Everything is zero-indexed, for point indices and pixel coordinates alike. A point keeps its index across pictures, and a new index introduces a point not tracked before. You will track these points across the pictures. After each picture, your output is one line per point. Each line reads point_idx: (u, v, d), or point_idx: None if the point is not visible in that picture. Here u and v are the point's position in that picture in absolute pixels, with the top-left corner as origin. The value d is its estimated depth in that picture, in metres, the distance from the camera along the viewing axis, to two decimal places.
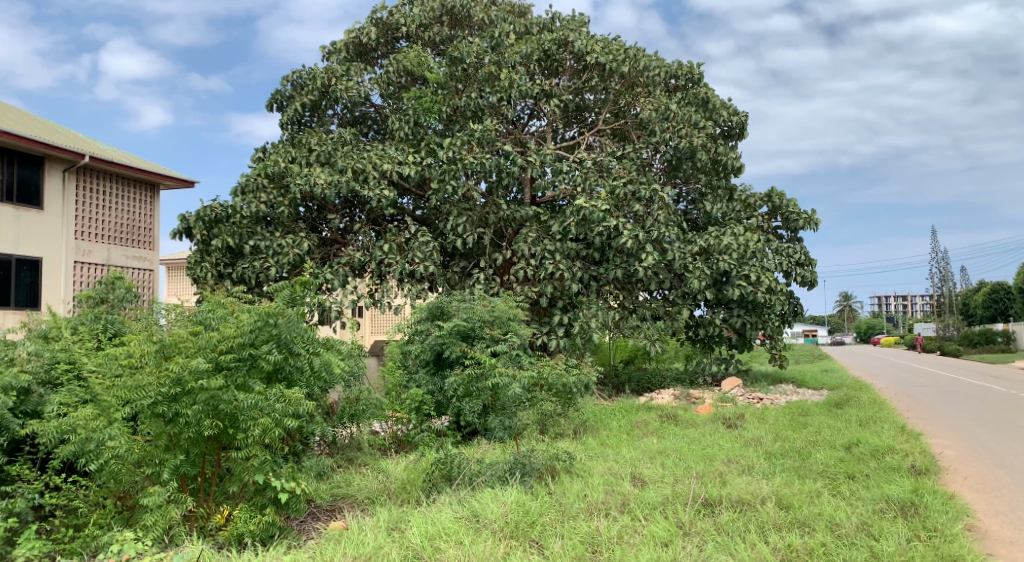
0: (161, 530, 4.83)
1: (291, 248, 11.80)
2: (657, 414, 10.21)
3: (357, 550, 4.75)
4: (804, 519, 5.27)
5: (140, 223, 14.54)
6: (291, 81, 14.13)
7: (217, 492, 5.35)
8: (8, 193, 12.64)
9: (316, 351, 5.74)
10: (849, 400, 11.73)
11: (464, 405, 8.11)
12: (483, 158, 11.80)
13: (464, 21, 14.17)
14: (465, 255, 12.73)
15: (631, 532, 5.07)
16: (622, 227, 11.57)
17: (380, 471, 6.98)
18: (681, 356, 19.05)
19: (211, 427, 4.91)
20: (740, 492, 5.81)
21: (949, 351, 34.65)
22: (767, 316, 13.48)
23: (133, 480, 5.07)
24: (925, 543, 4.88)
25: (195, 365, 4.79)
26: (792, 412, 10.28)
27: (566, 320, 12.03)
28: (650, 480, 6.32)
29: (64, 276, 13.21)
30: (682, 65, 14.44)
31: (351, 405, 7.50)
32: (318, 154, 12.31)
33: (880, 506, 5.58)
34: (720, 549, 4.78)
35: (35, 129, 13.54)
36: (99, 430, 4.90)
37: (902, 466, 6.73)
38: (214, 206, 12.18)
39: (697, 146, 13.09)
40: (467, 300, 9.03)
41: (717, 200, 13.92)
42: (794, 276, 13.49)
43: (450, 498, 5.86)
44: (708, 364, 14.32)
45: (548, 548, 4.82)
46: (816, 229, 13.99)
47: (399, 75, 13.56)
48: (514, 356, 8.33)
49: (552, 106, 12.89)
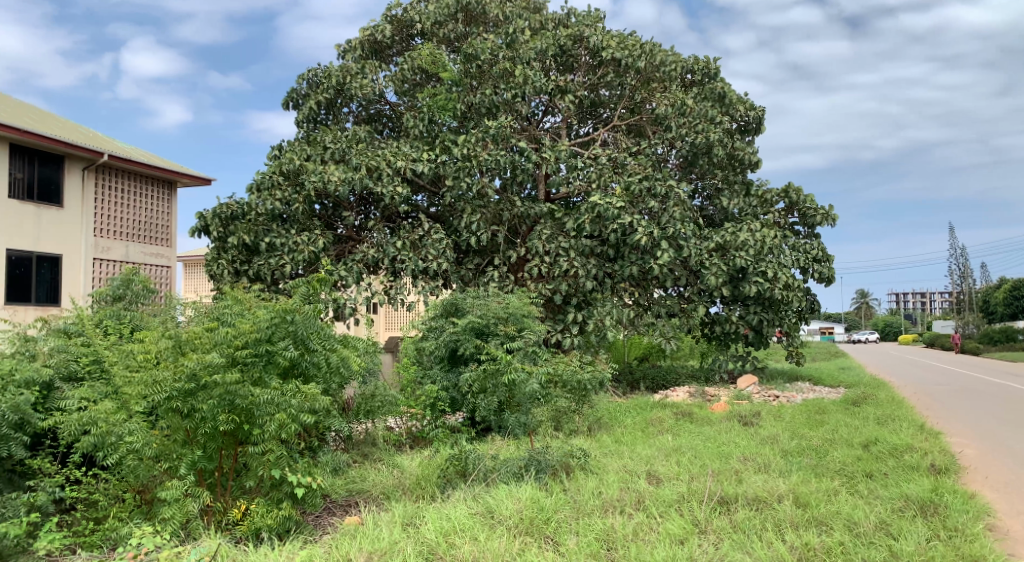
0: (179, 524, 4.90)
1: (307, 245, 11.84)
2: (672, 412, 10.13)
3: (372, 545, 4.76)
4: (822, 517, 5.22)
5: (158, 221, 14.63)
6: (307, 79, 14.18)
7: (234, 486, 5.41)
8: (28, 191, 12.76)
9: (333, 347, 5.79)
10: (867, 397, 11.62)
11: (479, 401, 8.04)
12: (497, 154, 11.74)
13: (480, 17, 14.07)
14: (478, 252, 12.76)
15: (646, 529, 5.05)
16: (638, 224, 11.48)
17: (395, 466, 7.00)
18: (697, 353, 19.08)
19: (226, 423, 4.93)
20: (757, 491, 5.77)
21: (970, 348, 34.43)
22: (784, 313, 13.44)
23: (151, 475, 5.10)
24: (945, 543, 4.82)
25: (211, 360, 4.81)
26: (809, 410, 10.17)
27: (580, 318, 12.05)
28: (666, 477, 6.29)
29: (84, 273, 13.36)
30: (698, 60, 14.30)
31: (367, 402, 7.55)
32: (332, 151, 12.40)
33: (899, 505, 5.52)
34: (736, 547, 4.75)
35: (56, 128, 13.63)
36: (119, 424, 4.94)
37: (921, 465, 6.66)
38: (229, 203, 12.22)
39: (714, 142, 13.00)
40: (481, 297, 9.01)
41: (734, 196, 13.89)
42: (811, 272, 13.41)
43: (465, 494, 5.87)
44: (724, 361, 13.94)
45: (563, 545, 4.81)
46: (834, 225, 13.84)
47: (414, 73, 13.58)
48: (530, 353, 8.34)
49: (567, 102, 12.82)
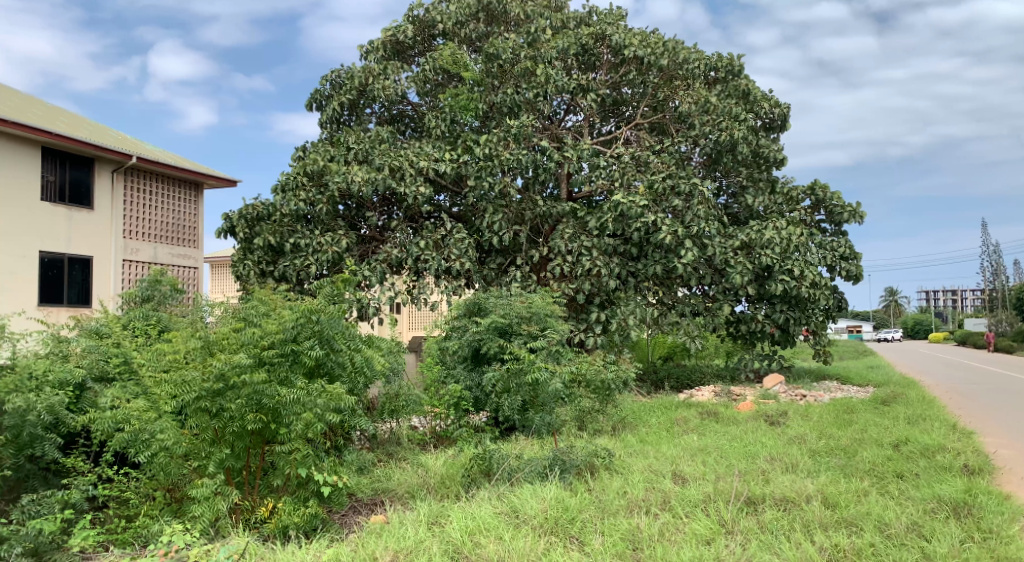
0: (208, 522, 4.93)
1: (331, 245, 11.91)
2: (697, 411, 10.05)
3: (398, 543, 4.79)
4: (852, 518, 5.16)
5: (185, 223, 14.81)
6: (330, 81, 14.27)
7: (262, 484, 5.47)
8: (60, 193, 12.98)
9: (358, 347, 5.78)
10: (896, 397, 11.44)
11: (503, 401, 8.03)
12: (519, 154, 11.71)
13: (501, 17, 14.14)
14: (501, 252, 12.80)
15: (672, 529, 5.02)
16: (661, 223, 11.43)
17: (419, 465, 7.02)
18: (722, 353, 18.90)
19: (253, 422, 4.99)
20: (785, 491, 5.70)
21: (1003, 347, 33.74)
22: (811, 311, 13.31)
23: (181, 473, 5.16)
24: (979, 545, 4.73)
25: (239, 360, 4.87)
26: (837, 410, 10.05)
27: (603, 318, 12.00)
28: (691, 477, 6.24)
29: (114, 274, 13.56)
30: (722, 57, 14.16)
31: (391, 401, 7.63)
32: (356, 152, 12.48)
33: (931, 506, 5.43)
34: (763, 547, 4.70)
35: (86, 131, 13.86)
36: (151, 422, 4.98)
37: (954, 466, 6.54)
38: (255, 204, 12.37)
39: (739, 139, 12.80)
40: (504, 296, 9.01)
41: (759, 193, 13.76)
42: (839, 270, 13.22)
43: (490, 493, 5.87)
44: (750, 360, 13.85)
45: (588, 545, 4.80)
46: (861, 222, 13.66)
47: (435, 73, 13.61)
48: (554, 351, 8.38)
49: (589, 101, 12.76)
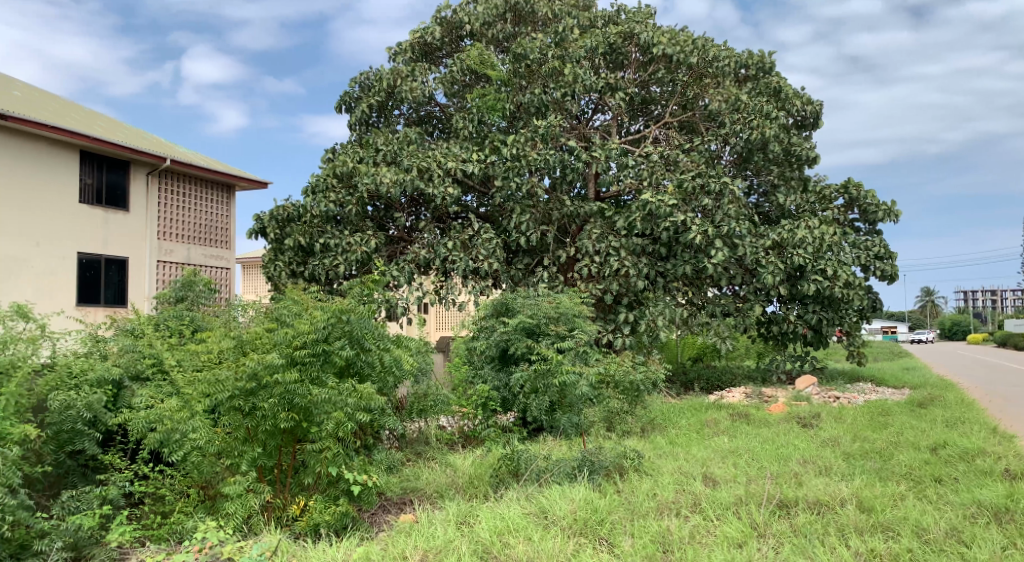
0: (241, 519, 4.98)
1: (360, 245, 12.01)
2: (727, 413, 9.93)
3: (427, 543, 4.79)
4: (888, 522, 5.05)
5: (218, 224, 15.01)
6: (359, 82, 14.37)
7: (293, 482, 5.49)
8: (97, 196, 13.23)
9: (387, 347, 5.79)
10: (933, 399, 11.21)
11: (531, 401, 8.02)
12: (547, 154, 11.72)
13: (529, 17, 14.15)
14: (528, 253, 12.75)
15: (703, 532, 4.96)
16: (691, 222, 11.33)
17: (448, 465, 7.03)
18: (753, 354, 18.67)
19: (286, 421, 5.04)
20: (818, 494, 5.61)
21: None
22: (845, 312, 13.04)
23: (213, 471, 5.24)
24: (1021, 551, 4.61)
25: (271, 360, 4.92)
26: (872, 412, 9.86)
27: (631, 318, 11.93)
28: (722, 480, 6.16)
29: (149, 275, 13.81)
30: (753, 54, 13.99)
31: (419, 400, 7.70)
32: (384, 153, 12.53)
33: (971, 511, 5.30)
34: (797, 551, 4.63)
35: (122, 135, 14.12)
36: (183, 422, 5.09)
37: (994, 470, 6.38)
38: (286, 206, 12.54)
39: (770, 137, 12.66)
40: (532, 296, 9.00)
41: (790, 192, 13.61)
42: (873, 270, 12.99)
43: (518, 493, 5.86)
44: (782, 362, 13.69)
45: (618, 546, 4.76)
46: (896, 221, 13.41)
47: (463, 74, 13.63)
48: (581, 352, 8.33)
49: (618, 100, 12.69)
